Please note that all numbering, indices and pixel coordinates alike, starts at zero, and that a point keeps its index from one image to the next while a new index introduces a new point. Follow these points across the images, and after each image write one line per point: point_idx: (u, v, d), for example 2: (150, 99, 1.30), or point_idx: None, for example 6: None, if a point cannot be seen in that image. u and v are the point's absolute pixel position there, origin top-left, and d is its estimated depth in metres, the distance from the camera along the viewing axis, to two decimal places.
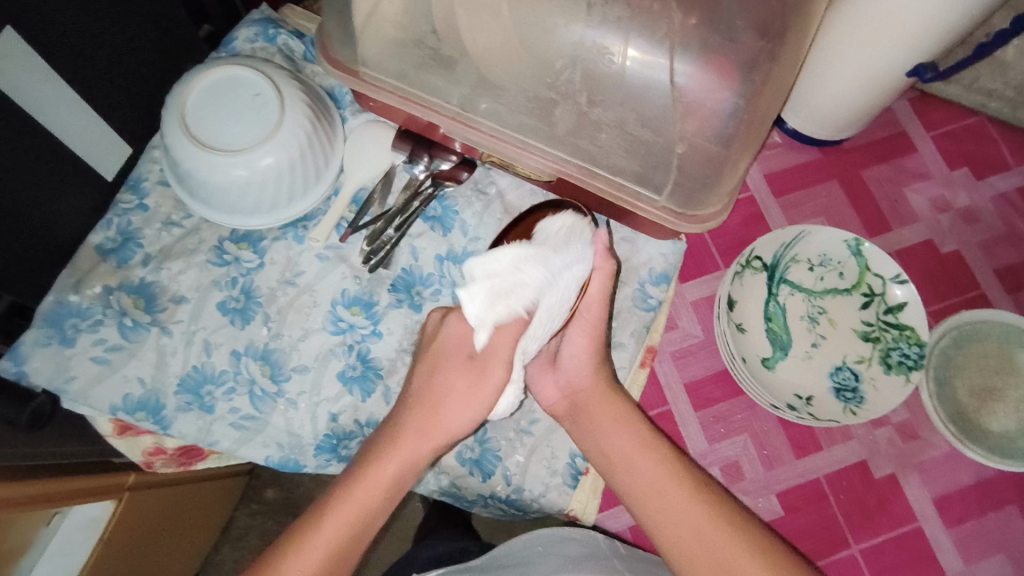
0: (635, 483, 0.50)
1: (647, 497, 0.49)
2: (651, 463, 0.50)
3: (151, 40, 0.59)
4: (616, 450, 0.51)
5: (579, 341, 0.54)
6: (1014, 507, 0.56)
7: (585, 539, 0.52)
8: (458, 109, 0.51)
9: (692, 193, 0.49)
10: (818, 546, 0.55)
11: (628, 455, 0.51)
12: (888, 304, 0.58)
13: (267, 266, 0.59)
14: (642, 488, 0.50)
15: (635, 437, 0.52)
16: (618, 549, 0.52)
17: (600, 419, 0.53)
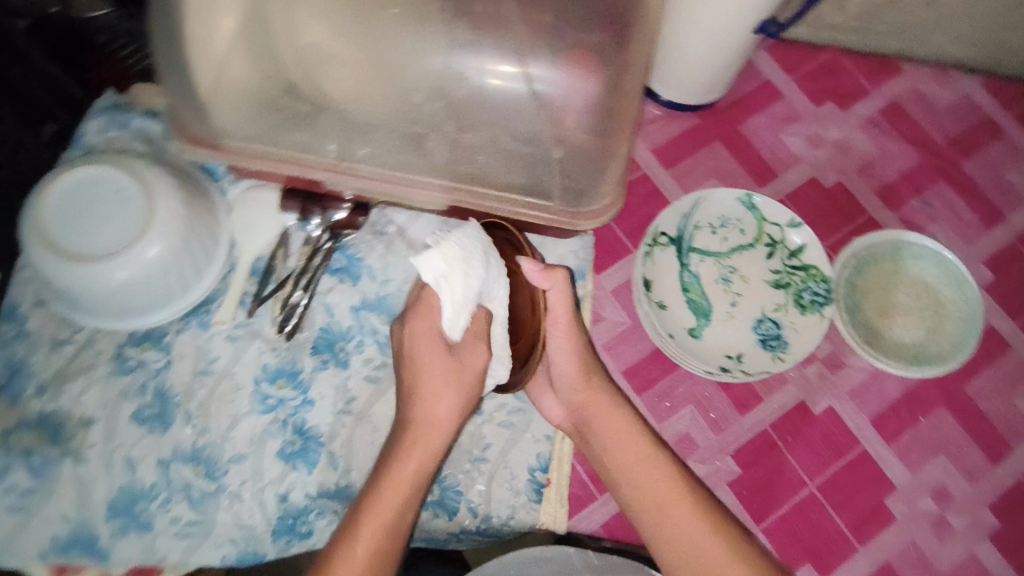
0: (638, 489, 0.51)
1: (648, 503, 0.50)
2: (651, 467, 0.51)
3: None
4: (617, 459, 0.52)
5: (562, 355, 0.55)
6: (941, 409, 0.60)
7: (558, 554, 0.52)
8: (333, 161, 0.48)
9: (583, 191, 0.49)
10: (779, 494, 0.57)
11: (631, 463, 0.52)
12: (790, 250, 0.61)
13: (175, 362, 0.55)
14: (642, 494, 0.51)
15: (635, 442, 0.52)
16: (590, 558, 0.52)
17: (602, 429, 0.54)
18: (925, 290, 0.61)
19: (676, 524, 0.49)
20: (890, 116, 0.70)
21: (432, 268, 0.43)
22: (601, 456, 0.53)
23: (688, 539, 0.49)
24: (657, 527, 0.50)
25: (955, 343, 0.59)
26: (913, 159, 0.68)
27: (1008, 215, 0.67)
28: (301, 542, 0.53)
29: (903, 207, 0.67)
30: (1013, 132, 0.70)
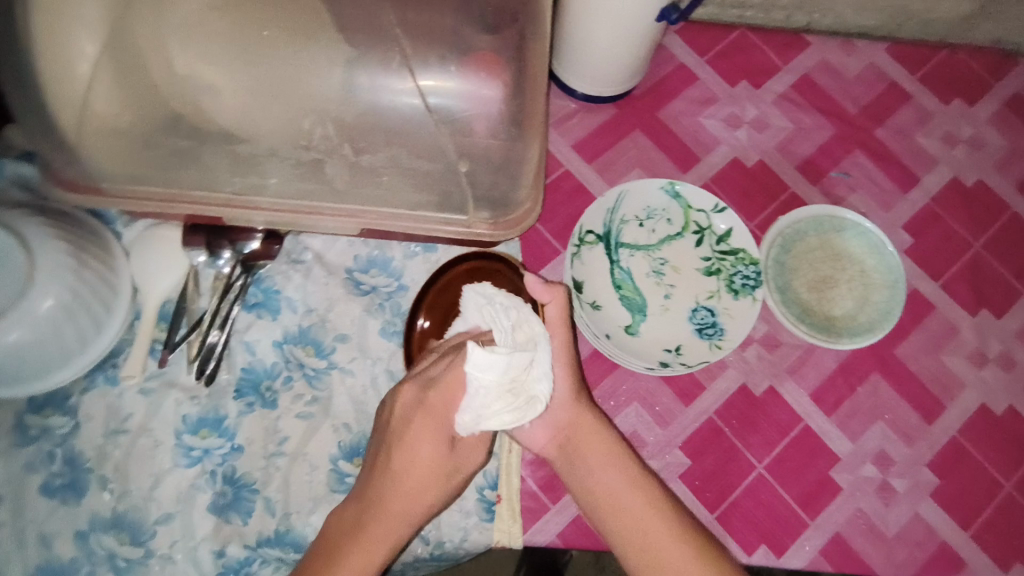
0: (628, 524, 0.48)
1: (642, 539, 0.47)
2: (643, 500, 0.48)
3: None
4: (605, 490, 0.49)
5: (555, 377, 0.49)
6: (876, 375, 0.61)
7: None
8: (232, 194, 0.46)
9: (497, 201, 0.48)
10: (730, 479, 0.57)
11: (620, 495, 0.49)
12: (717, 235, 0.61)
13: (84, 424, 0.51)
14: (635, 531, 0.48)
15: (624, 473, 0.50)
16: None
17: (589, 454, 0.50)
18: (850, 261, 0.62)
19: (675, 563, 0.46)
20: (802, 90, 0.70)
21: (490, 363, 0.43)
22: (583, 488, 0.50)
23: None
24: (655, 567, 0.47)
25: (883, 311, 0.60)
26: (827, 131, 0.69)
27: (922, 178, 0.69)
28: None
29: (824, 180, 0.67)
30: (920, 96, 0.71)
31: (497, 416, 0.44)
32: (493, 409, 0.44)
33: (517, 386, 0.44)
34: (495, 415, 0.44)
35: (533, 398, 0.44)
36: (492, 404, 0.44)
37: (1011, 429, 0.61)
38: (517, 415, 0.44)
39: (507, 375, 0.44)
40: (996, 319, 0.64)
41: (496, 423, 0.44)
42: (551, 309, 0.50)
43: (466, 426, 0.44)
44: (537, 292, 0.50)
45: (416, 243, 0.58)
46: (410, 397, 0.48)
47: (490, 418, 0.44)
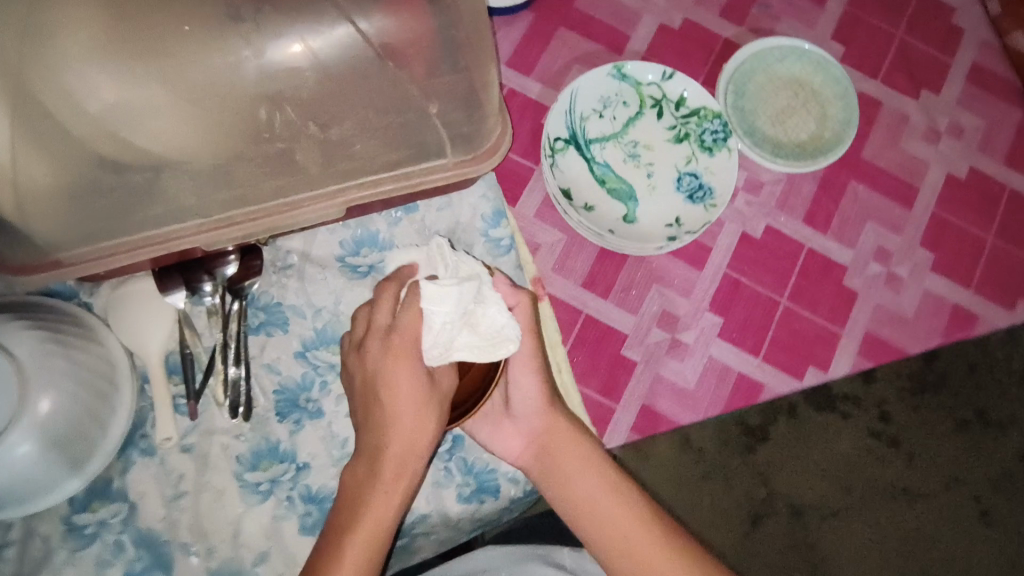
0: (599, 522, 0.50)
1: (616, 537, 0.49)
2: (615, 497, 0.50)
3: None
4: (584, 492, 0.50)
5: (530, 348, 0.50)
6: (853, 183, 0.64)
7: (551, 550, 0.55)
8: (197, 221, 0.43)
9: (470, 135, 0.46)
10: (762, 322, 0.60)
11: (596, 497, 0.50)
12: (674, 101, 0.61)
13: (139, 502, 0.49)
14: (614, 528, 0.49)
15: (599, 473, 0.51)
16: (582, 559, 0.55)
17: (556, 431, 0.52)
18: (799, 85, 0.64)
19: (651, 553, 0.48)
20: None
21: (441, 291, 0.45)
22: (558, 494, 0.51)
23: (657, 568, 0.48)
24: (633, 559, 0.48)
25: (842, 121, 0.63)
26: None
27: None
28: None
29: (748, 18, 0.68)
30: None
31: (461, 347, 0.45)
32: (458, 339, 0.45)
33: (475, 318, 0.45)
34: (462, 345, 0.45)
35: (497, 325, 0.45)
36: (457, 337, 0.45)
37: (978, 188, 0.66)
38: (484, 343, 0.45)
39: (466, 309, 0.45)
40: (936, 95, 0.68)
41: (462, 355, 0.45)
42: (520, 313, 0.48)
43: (432, 359, 0.45)
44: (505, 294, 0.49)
45: (396, 208, 0.56)
46: (380, 348, 0.45)
47: (458, 351, 0.45)
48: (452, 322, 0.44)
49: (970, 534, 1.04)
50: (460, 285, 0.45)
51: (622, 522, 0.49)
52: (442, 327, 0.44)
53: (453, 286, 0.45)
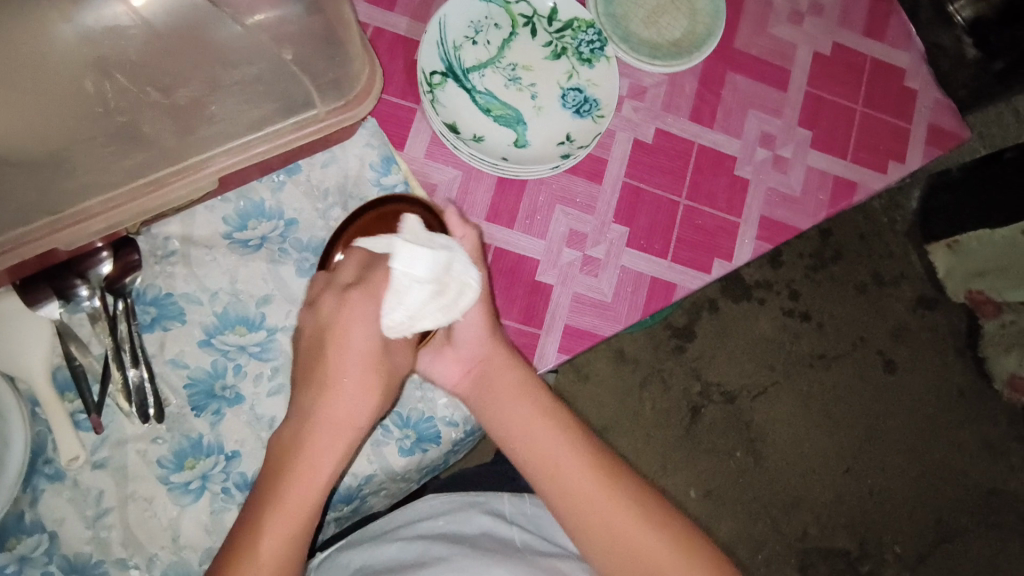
0: (538, 458, 0.49)
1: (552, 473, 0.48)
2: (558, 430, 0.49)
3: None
4: (524, 428, 0.50)
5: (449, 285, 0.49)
6: (730, 74, 0.66)
7: (488, 501, 0.54)
8: (48, 217, 0.38)
9: (336, 77, 0.42)
10: (665, 224, 0.61)
11: (536, 434, 0.49)
12: (546, 17, 0.60)
13: (59, 529, 0.46)
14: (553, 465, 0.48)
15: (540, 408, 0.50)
16: (522, 509, 0.55)
17: (502, 376, 0.50)
18: None
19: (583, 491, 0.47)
20: None
21: (412, 260, 0.43)
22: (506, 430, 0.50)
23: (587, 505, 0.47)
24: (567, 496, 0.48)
25: (710, 14, 0.64)
26: None
27: None
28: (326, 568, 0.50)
29: None
30: None
31: (428, 315, 0.44)
32: (425, 309, 0.44)
33: (445, 285, 0.45)
34: (428, 314, 0.44)
35: (464, 291, 0.45)
36: (423, 306, 0.44)
37: (843, 61, 0.69)
38: (447, 311, 0.45)
39: (433, 281, 0.44)
40: None
41: (427, 322, 0.45)
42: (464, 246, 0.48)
43: (394, 326, 0.44)
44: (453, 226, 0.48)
45: (277, 172, 0.53)
46: (331, 303, 0.44)
47: (421, 319, 0.44)
48: (421, 291, 0.44)
49: (890, 392, 1.13)
50: (431, 250, 0.44)
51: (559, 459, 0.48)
52: (409, 293, 0.44)
53: (425, 255, 0.44)
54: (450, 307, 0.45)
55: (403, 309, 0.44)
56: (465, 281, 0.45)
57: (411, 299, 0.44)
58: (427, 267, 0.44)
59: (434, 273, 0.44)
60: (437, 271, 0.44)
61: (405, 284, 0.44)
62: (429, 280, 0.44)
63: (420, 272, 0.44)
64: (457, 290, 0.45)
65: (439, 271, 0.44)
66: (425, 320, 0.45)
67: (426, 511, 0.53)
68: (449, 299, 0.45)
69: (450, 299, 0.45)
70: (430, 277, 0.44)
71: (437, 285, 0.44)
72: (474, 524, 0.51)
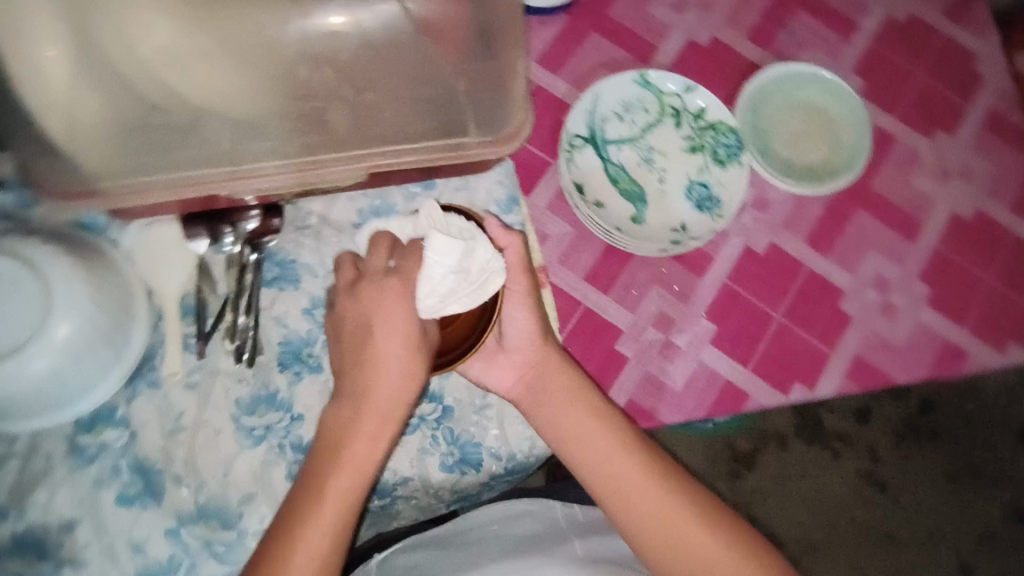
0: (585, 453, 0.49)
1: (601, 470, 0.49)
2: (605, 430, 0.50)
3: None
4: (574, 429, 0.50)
5: (520, 314, 0.52)
6: (860, 211, 0.66)
7: (539, 512, 0.56)
8: (231, 167, 0.44)
9: (494, 114, 0.47)
10: (754, 334, 0.62)
11: (588, 431, 0.50)
12: (694, 113, 0.63)
13: (140, 430, 0.51)
14: (601, 460, 0.49)
15: (589, 406, 0.51)
16: (575, 517, 0.56)
17: (557, 391, 0.51)
18: (816, 112, 0.66)
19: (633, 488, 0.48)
20: None
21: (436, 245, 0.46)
22: (550, 424, 0.51)
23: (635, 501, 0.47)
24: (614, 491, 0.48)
25: (853, 150, 0.65)
26: None
27: (861, 22, 0.72)
28: None
29: (774, 43, 0.70)
30: None
31: (457, 301, 0.47)
32: (453, 294, 0.47)
33: (468, 267, 0.47)
34: (456, 298, 0.47)
35: (490, 273, 0.48)
36: (450, 289, 0.46)
37: (981, 230, 0.67)
38: (476, 294, 0.47)
39: (458, 265, 0.46)
40: (949, 136, 0.70)
41: (456, 309, 0.47)
42: (507, 255, 0.50)
43: (428, 312, 0.46)
44: (496, 235, 0.50)
45: (414, 184, 0.59)
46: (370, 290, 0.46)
47: (450, 305, 0.47)
48: (448, 275, 0.46)
49: None
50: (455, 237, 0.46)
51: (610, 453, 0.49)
52: (439, 279, 0.46)
53: (449, 241, 0.46)
54: (477, 288, 0.47)
55: (429, 294, 0.46)
56: (483, 254, 0.47)
57: (434, 279, 0.46)
58: (443, 245, 0.46)
59: (458, 257, 0.46)
60: (458, 251, 0.46)
61: (430, 268, 0.46)
62: (452, 263, 0.46)
63: (443, 251, 0.46)
64: (479, 267, 0.47)
65: (459, 251, 0.46)
66: (450, 303, 0.47)
67: (478, 520, 0.56)
68: (477, 283, 0.47)
69: (474, 279, 0.47)
70: (452, 258, 0.46)
71: (461, 268, 0.47)
72: (526, 530, 0.54)
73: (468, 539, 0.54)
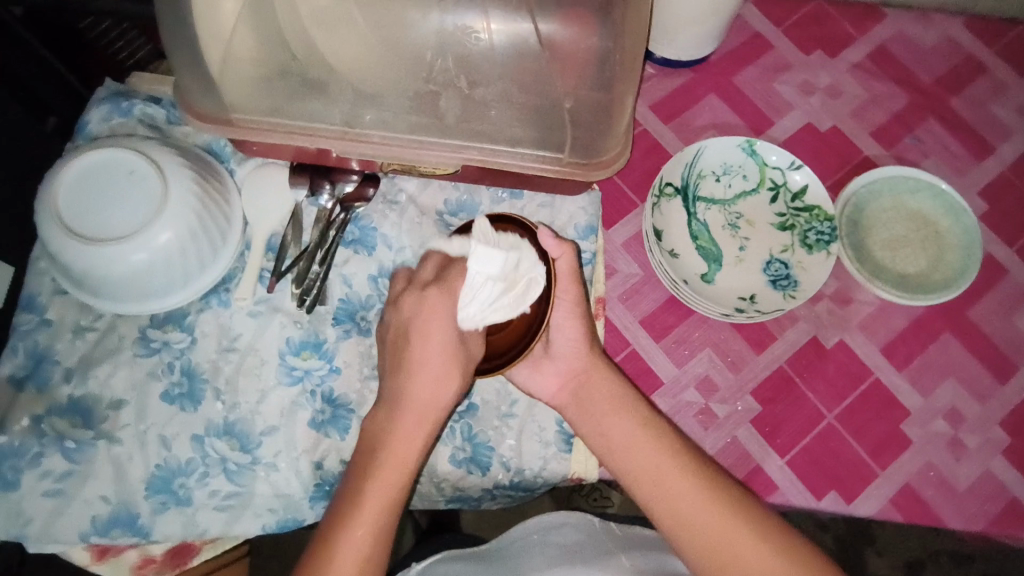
0: (630, 464, 0.49)
1: (649, 483, 0.48)
2: (653, 441, 0.49)
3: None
4: (620, 438, 0.50)
5: (567, 324, 0.52)
6: (948, 334, 0.62)
7: (579, 523, 0.56)
8: (344, 127, 0.50)
9: (591, 142, 0.51)
10: (799, 427, 0.59)
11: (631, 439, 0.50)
12: (792, 192, 0.62)
13: (199, 340, 0.56)
14: (648, 470, 0.48)
15: (635, 416, 0.50)
16: (612, 529, 0.56)
17: (596, 399, 0.52)
18: (924, 221, 0.63)
19: (684, 504, 0.46)
20: (878, 60, 0.71)
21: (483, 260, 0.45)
22: (599, 432, 0.51)
23: (687, 517, 0.46)
24: (665, 505, 0.47)
25: (957, 269, 0.61)
26: (902, 100, 0.70)
27: (997, 147, 0.69)
28: None
29: (897, 145, 0.69)
30: (995, 68, 0.72)
31: (498, 309, 0.47)
32: (496, 306, 0.46)
33: (513, 281, 0.46)
34: (498, 309, 0.46)
35: (532, 286, 0.47)
36: (492, 301, 0.46)
37: None
38: (519, 304, 0.47)
39: (500, 275, 0.46)
40: None
41: (498, 317, 0.47)
42: (559, 265, 0.51)
43: (471, 321, 0.46)
44: (547, 246, 0.50)
45: (503, 189, 0.61)
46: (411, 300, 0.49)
47: (493, 314, 0.46)
48: (492, 289, 0.46)
49: None
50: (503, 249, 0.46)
51: (657, 464, 0.48)
52: (481, 292, 0.46)
53: (494, 253, 0.46)
54: (519, 301, 0.47)
55: (471, 306, 0.46)
56: (528, 272, 0.47)
57: (477, 292, 0.46)
58: (491, 262, 0.45)
59: (503, 271, 0.46)
60: (505, 266, 0.46)
61: (473, 280, 0.46)
62: (496, 279, 0.46)
63: (488, 266, 0.45)
64: (526, 284, 0.47)
65: (504, 265, 0.46)
66: (493, 314, 0.47)
67: (518, 534, 0.56)
68: (519, 296, 0.47)
69: (519, 295, 0.47)
70: (497, 274, 0.46)
71: (506, 282, 0.46)
72: (567, 540, 0.54)
73: (508, 549, 0.54)
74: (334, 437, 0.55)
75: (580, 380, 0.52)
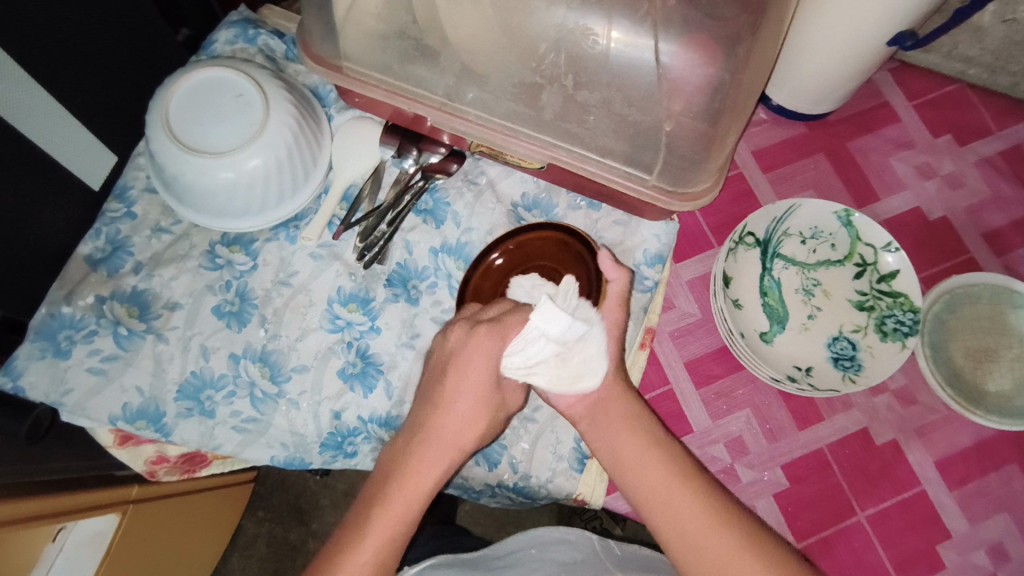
0: (643, 484, 0.47)
1: (660, 506, 0.46)
2: (661, 462, 0.48)
3: (116, 41, 0.58)
4: (633, 457, 0.48)
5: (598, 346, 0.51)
6: (1014, 466, 0.57)
7: (579, 541, 0.54)
8: (444, 99, 0.51)
9: (681, 172, 0.49)
10: (825, 515, 0.55)
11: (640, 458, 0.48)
12: (881, 273, 0.58)
13: (260, 267, 0.58)
14: (654, 489, 0.47)
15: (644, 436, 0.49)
16: (612, 549, 0.54)
17: (611, 423, 0.50)
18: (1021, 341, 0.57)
19: (696, 534, 0.45)
20: (1012, 159, 0.66)
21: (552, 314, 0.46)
22: (613, 450, 0.49)
23: (698, 547, 0.44)
24: (677, 532, 0.45)
25: None
26: None
27: None
28: (345, 459, 0.56)
29: (1009, 254, 0.63)
30: None
31: (543, 372, 0.47)
32: (545, 368, 0.46)
33: (568, 358, 0.47)
34: (545, 374, 0.46)
35: (583, 378, 0.47)
36: (543, 361, 0.46)
37: None
38: (563, 382, 0.47)
39: (560, 341, 0.46)
40: None
41: (540, 381, 0.47)
42: (613, 288, 0.49)
43: (514, 372, 0.46)
44: (604, 267, 0.49)
45: (582, 198, 0.61)
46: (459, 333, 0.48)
47: (537, 375, 0.47)
48: (549, 351, 0.46)
49: None
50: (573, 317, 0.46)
51: (669, 488, 0.46)
52: (533, 346, 0.46)
53: (556, 312, 0.46)
54: (570, 382, 0.47)
55: (522, 355, 0.46)
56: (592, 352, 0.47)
57: (531, 342, 0.46)
58: (552, 321, 0.46)
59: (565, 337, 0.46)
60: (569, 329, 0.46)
61: (532, 330, 0.46)
62: (556, 343, 0.46)
63: (555, 323, 0.46)
64: (580, 355, 0.47)
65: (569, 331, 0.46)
66: (542, 373, 0.47)
67: (519, 543, 0.55)
68: (569, 374, 0.47)
69: (574, 376, 0.47)
70: (559, 338, 0.46)
71: (562, 354, 0.47)
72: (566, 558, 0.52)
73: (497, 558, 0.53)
74: (356, 393, 0.56)
75: (597, 404, 0.50)
